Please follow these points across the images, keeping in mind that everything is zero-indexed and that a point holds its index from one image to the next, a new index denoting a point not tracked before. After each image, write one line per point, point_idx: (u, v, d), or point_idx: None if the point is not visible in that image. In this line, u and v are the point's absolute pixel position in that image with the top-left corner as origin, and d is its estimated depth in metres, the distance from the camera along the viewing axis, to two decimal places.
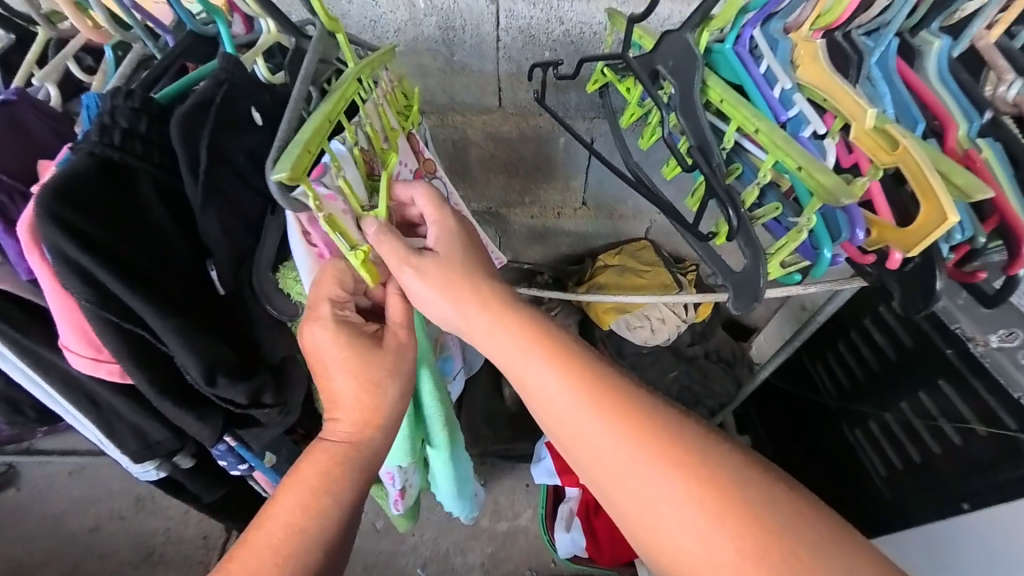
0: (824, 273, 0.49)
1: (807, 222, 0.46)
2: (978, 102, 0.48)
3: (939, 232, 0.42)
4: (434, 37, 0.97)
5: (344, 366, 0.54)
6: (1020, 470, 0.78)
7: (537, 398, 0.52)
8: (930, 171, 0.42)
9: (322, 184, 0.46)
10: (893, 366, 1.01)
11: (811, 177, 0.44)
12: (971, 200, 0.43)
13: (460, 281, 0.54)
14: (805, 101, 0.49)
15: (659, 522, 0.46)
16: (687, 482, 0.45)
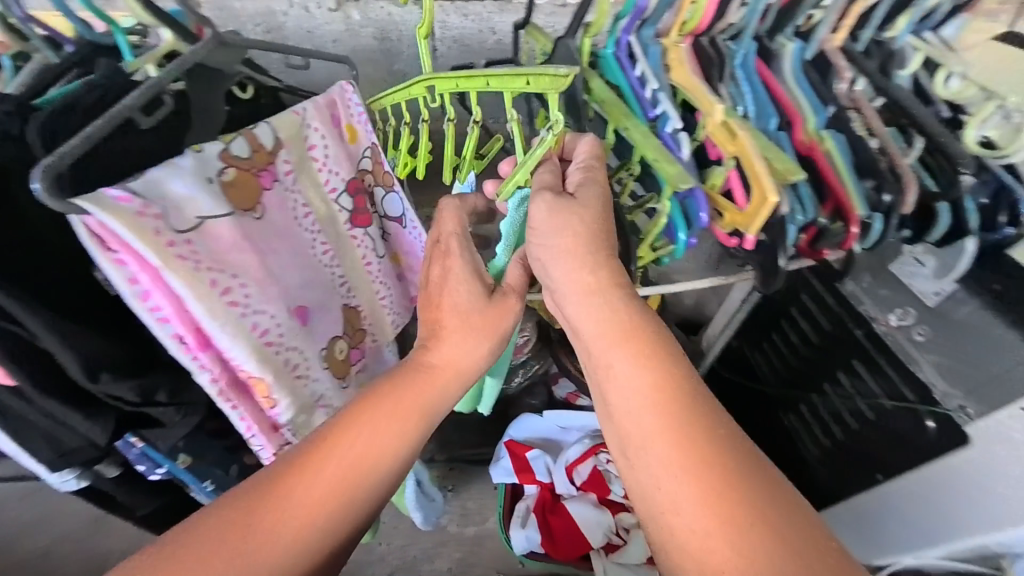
0: (684, 253, 0.54)
1: (664, 208, 0.52)
2: (825, 99, 0.53)
3: (765, 213, 0.47)
4: (372, 47, 0.99)
5: (457, 307, 0.57)
6: (924, 440, 0.84)
7: (591, 357, 0.50)
8: (758, 158, 0.46)
9: (117, 188, 0.50)
10: (819, 349, 1.04)
11: (661, 167, 0.49)
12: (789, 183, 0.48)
13: (580, 245, 0.50)
14: (670, 101, 0.53)
15: (660, 489, 0.45)
16: (711, 465, 0.44)
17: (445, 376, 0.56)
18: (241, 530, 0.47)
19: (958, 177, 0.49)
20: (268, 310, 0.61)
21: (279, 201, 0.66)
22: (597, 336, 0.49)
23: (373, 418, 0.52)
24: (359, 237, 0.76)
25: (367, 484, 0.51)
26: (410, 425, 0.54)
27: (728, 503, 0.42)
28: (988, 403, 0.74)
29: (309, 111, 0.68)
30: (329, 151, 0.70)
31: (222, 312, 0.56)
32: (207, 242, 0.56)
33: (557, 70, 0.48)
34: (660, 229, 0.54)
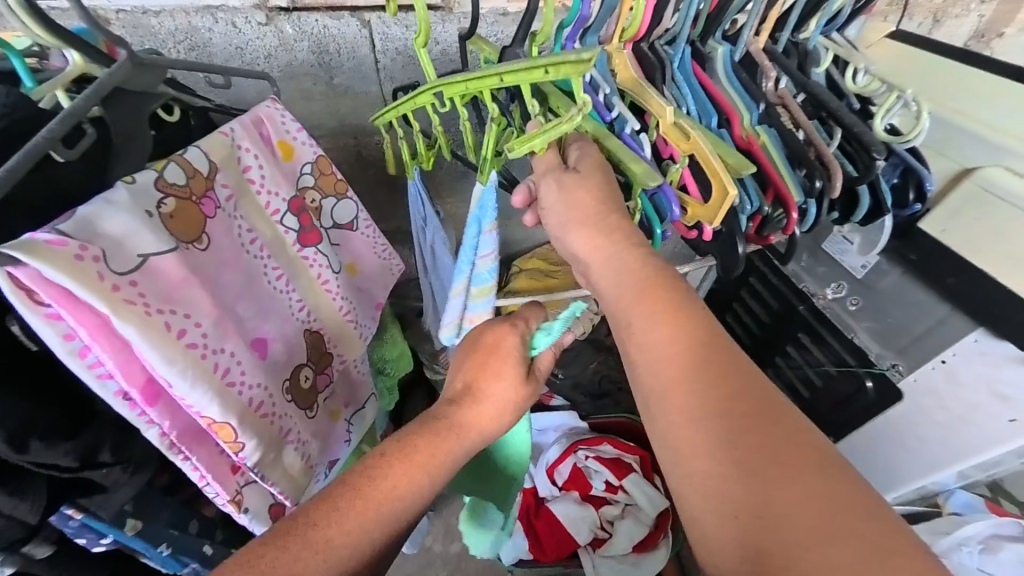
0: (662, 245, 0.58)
1: (636, 205, 0.55)
2: (757, 96, 0.57)
3: (725, 207, 0.50)
4: (309, 61, 0.95)
5: (504, 367, 0.58)
6: (864, 399, 0.92)
7: (607, 288, 0.52)
8: (713, 154, 0.50)
9: (47, 232, 0.44)
10: (767, 329, 1.13)
11: (628, 166, 0.52)
12: (742, 176, 0.52)
13: (590, 215, 0.52)
14: (623, 104, 0.55)
15: (702, 425, 0.44)
16: (749, 397, 0.44)
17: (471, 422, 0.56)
18: (288, 550, 0.41)
19: (873, 162, 0.53)
20: (228, 347, 0.56)
21: (222, 230, 0.62)
22: (619, 283, 0.51)
23: (423, 451, 0.50)
24: (310, 257, 0.75)
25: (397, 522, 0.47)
26: (438, 476, 0.51)
27: (753, 422, 0.43)
28: (915, 360, 0.82)
29: (238, 131, 0.66)
30: (265, 172, 0.69)
31: (182, 357, 0.50)
32: (153, 282, 0.50)
33: (578, 54, 0.47)
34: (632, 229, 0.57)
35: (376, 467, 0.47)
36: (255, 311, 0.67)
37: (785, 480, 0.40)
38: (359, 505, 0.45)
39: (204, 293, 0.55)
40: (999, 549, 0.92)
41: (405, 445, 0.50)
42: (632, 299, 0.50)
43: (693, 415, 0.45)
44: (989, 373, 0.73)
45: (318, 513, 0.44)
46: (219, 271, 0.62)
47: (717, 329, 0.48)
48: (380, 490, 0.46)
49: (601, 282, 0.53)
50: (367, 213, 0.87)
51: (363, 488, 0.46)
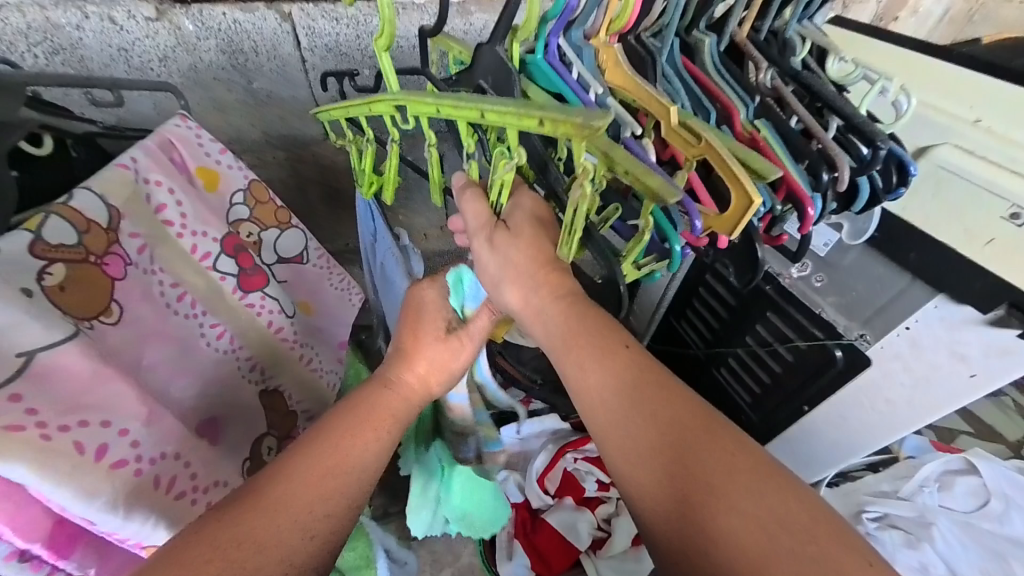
0: (679, 264, 0.50)
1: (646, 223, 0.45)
2: (749, 91, 0.56)
3: (749, 215, 0.44)
4: (220, 62, 0.81)
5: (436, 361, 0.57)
6: (837, 369, 0.97)
7: (536, 323, 0.49)
8: (731, 159, 0.43)
9: None
10: (736, 311, 1.16)
11: (639, 179, 0.41)
12: (767, 180, 0.45)
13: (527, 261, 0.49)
14: (617, 104, 0.49)
15: (649, 463, 0.41)
16: (684, 421, 0.41)
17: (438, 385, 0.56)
18: (237, 540, 0.39)
19: (878, 149, 0.52)
20: (169, 451, 0.47)
21: (136, 294, 0.50)
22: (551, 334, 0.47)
23: (373, 411, 0.52)
24: (256, 303, 0.63)
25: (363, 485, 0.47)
26: (401, 433, 0.52)
27: (689, 451, 0.40)
28: (880, 329, 0.87)
29: (143, 163, 0.53)
30: (185, 207, 0.57)
31: (105, 485, 0.41)
32: (48, 393, 0.40)
33: (585, 119, 0.38)
34: (642, 247, 0.48)
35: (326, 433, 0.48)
36: (195, 389, 0.55)
37: (721, 509, 0.37)
38: (315, 472, 0.45)
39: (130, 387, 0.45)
40: (953, 484, 1.00)
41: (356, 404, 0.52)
42: (562, 347, 0.47)
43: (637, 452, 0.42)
44: (948, 336, 0.79)
45: (264, 499, 0.42)
46: (140, 348, 0.50)
47: (644, 354, 0.45)
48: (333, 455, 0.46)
49: (529, 326, 0.50)
50: (316, 242, 0.77)
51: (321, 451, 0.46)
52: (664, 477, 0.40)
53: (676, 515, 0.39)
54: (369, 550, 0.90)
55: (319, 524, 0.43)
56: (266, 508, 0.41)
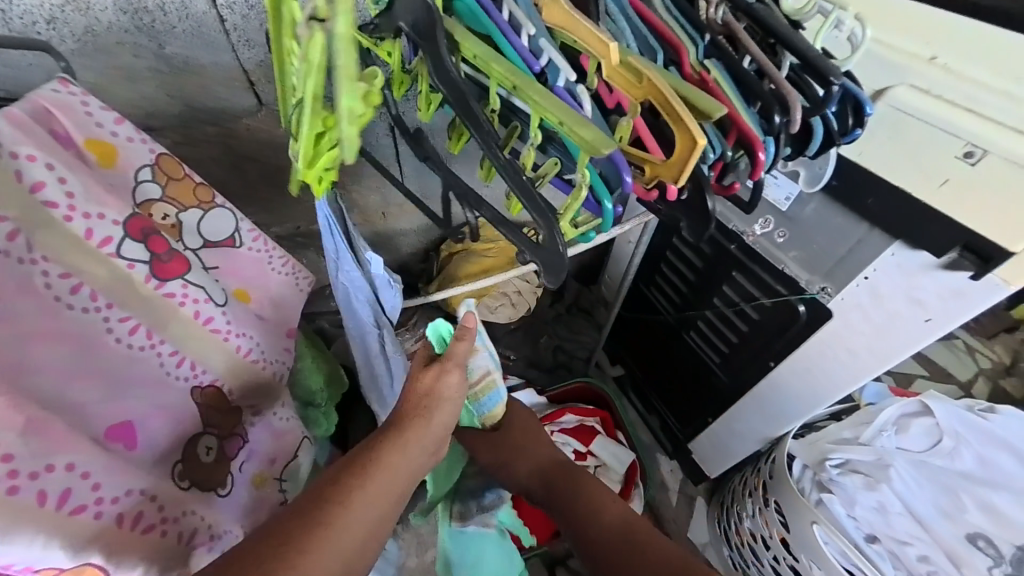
0: (614, 226, 0.46)
1: (583, 177, 0.43)
2: (699, 28, 0.51)
3: (693, 162, 0.41)
4: (122, 24, 0.77)
5: (440, 417, 0.59)
6: (800, 323, 0.98)
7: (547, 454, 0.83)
8: (674, 99, 0.40)
9: None
10: (702, 273, 1.17)
11: (572, 131, 0.39)
12: (711, 121, 0.42)
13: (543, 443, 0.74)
14: (554, 47, 0.43)
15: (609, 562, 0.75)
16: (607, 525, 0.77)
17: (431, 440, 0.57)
18: None
19: (833, 87, 0.49)
20: (59, 463, 0.42)
21: (10, 286, 0.45)
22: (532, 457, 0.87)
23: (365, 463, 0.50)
24: (177, 292, 0.57)
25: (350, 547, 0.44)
26: (385, 499, 0.49)
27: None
28: (841, 281, 0.88)
29: (10, 134, 0.46)
30: (72, 185, 0.49)
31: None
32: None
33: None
34: (580, 205, 0.45)
35: (328, 488, 0.46)
36: (100, 392, 0.49)
37: None
38: (287, 555, 0.41)
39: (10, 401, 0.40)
40: (909, 427, 1.03)
41: (359, 462, 0.50)
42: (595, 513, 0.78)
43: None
44: (904, 283, 0.79)
45: (252, 556, 0.41)
46: (22, 350, 0.45)
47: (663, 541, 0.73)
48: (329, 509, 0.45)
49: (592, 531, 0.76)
50: (248, 223, 0.70)
51: (310, 510, 0.44)
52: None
53: None
54: None
55: None
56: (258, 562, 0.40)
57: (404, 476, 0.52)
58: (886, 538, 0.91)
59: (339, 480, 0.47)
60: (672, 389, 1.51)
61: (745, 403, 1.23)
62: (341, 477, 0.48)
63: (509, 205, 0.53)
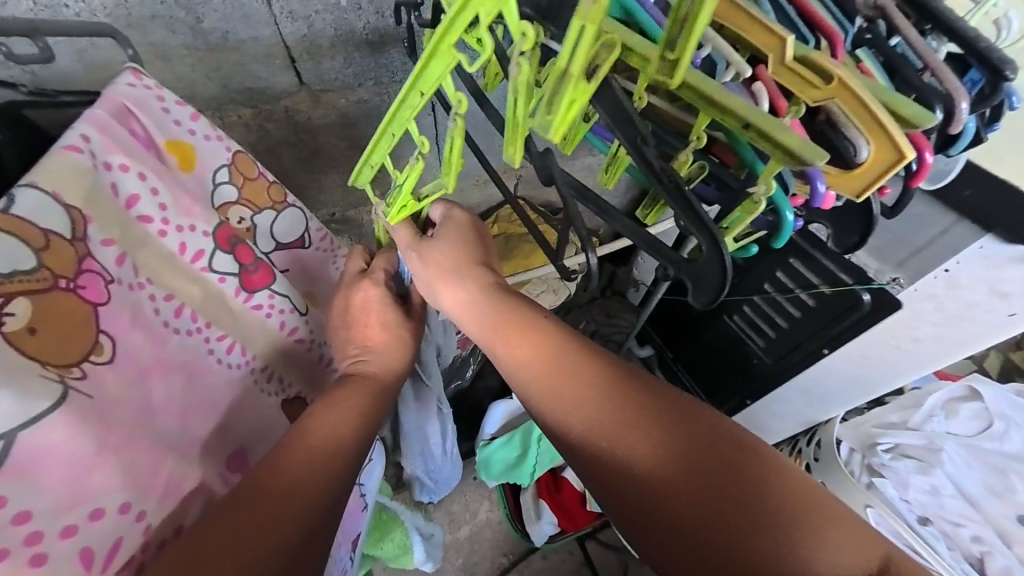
0: (785, 239, 0.43)
1: (763, 189, 0.39)
2: (850, 13, 0.46)
3: (890, 173, 0.38)
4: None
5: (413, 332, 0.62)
6: (862, 311, 0.96)
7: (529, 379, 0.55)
8: (875, 103, 0.37)
9: None
10: (753, 258, 1.17)
11: (760, 137, 0.36)
12: (917, 131, 0.39)
13: (525, 338, 0.55)
14: (713, 37, 0.39)
15: (631, 462, 0.49)
16: (609, 385, 0.51)
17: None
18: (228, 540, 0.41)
19: (1000, 82, 0.45)
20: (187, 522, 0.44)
21: (124, 319, 0.42)
22: (459, 300, 0.58)
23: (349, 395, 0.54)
24: (263, 303, 0.54)
25: (351, 461, 0.50)
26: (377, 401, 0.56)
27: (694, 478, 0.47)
28: (915, 272, 0.85)
29: (99, 141, 0.42)
30: (161, 196, 0.46)
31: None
32: (37, 493, 0.35)
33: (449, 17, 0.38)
34: (750, 217, 0.42)
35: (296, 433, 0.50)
36: (212, 422, 0.48)
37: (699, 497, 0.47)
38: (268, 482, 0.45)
39: (122, 465, 0.39)
40: (957, 411, 1.05)
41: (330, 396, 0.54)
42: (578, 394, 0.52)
43: (674, 479, 0.47)
44: (989, 274, 0.79)
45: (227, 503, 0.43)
46: (143, 385, 0.43)
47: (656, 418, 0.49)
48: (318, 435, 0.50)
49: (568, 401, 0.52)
50: (317, 221, 0.65)
51: (298, 436, 0.49)
52: (598, 441, 0.51)
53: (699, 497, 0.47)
54: (406, 538, 0.90)
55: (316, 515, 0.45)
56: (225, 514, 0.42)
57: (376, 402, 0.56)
58: (938, 520, 0.94)
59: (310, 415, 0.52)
60: (706, 372, 1.51)
61: (786, 387, 1.25)
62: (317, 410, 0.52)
63: (649, 214, 0.55)
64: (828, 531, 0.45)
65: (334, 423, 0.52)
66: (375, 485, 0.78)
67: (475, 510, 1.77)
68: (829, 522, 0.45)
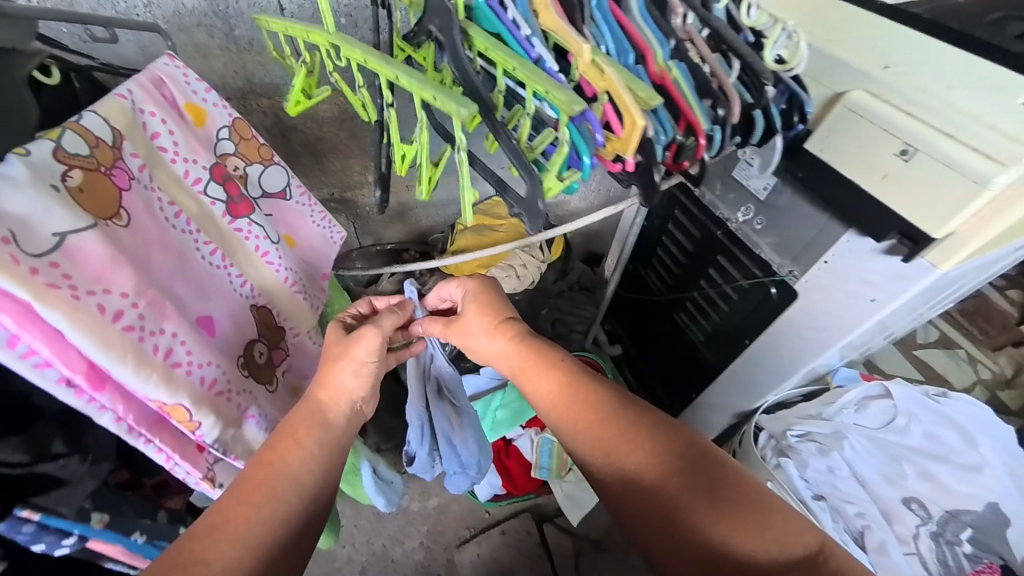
0: (590, 177, 0.58)
1: (564, 136, 0.54)
2: (666, 33, 0.63)
3: (637, 134, 0.53)
4: (202, 9, 0.94)
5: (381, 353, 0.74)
6: (770, 303, 1.08)
7: (545, 403, 0.74)
8: (625, 88, 0.53)
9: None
10: (693, 256, 1.29)
11: (553, 97, 0.52)
12: (651, 108, 0.55)
13: (538, 370, 0.76)
14: (544, 45, 0.58)
15: (633, 466, 0.65)
16: (616, 407, 0.69)
17: (358, 364, 0.71)
18: (201, 547, 0.54)
19: (763, 88, 0.61)
20: (167, 328, 0.53)
21: (139, 205, 0.56)
22: (490, 346, 0.81)
23: (308, 425, 0.67)
24: (244, 228, 0.74)
25: (318, 463, 0.65)
26: (352, 382, 0.72)
27: (680, 478, 0.62)
28: (806, 264, 0.97)
29: (139, 94, 0.61)
30: (176, 136, 0.65)
31: (120, 343, 0.47)
32: (77, 267, 0.46)
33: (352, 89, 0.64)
34: (563, 159, 0.56)
35: (265, 459, 0.62)
36: (194, 291, 0.64)
37: (685, 497, 0.61)
38: (249, 491, 0.59)
39: (132, 271, 0.50)
40: (868, 406, 1.11)
41: (292, 425, 0.66)
42: (581, 414, 0.70)
43: (664, 472, 0.63)
44: (858, 265, 0.87)
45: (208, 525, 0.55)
46: (146, 251, 0.56)
47: (647, 431, 0.66)
48: (261, 473, 0.60)
49: (576, 419, 0.70)
50: (298, 180, 0.86)
51: (259, 458, 0.62)
52: (602, 448, 0.67)
53: (688, 497, 0.61)
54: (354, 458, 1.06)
55: (288, 515, 0.59)
56: (212, 531, 0.55)
57: (335, 428, 0.69)
58: (831, 497, 1.02)
59: (284, 444, 0.64)
60: (660, 366, 1.64)
61: (721, 379, 1.35)
62: (289, 439, 0.65)
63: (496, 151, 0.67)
64: (775, 520, 0.60)
65: (286, 461, 0.62)
66: None
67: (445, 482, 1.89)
68: (784, 519, 0.59)
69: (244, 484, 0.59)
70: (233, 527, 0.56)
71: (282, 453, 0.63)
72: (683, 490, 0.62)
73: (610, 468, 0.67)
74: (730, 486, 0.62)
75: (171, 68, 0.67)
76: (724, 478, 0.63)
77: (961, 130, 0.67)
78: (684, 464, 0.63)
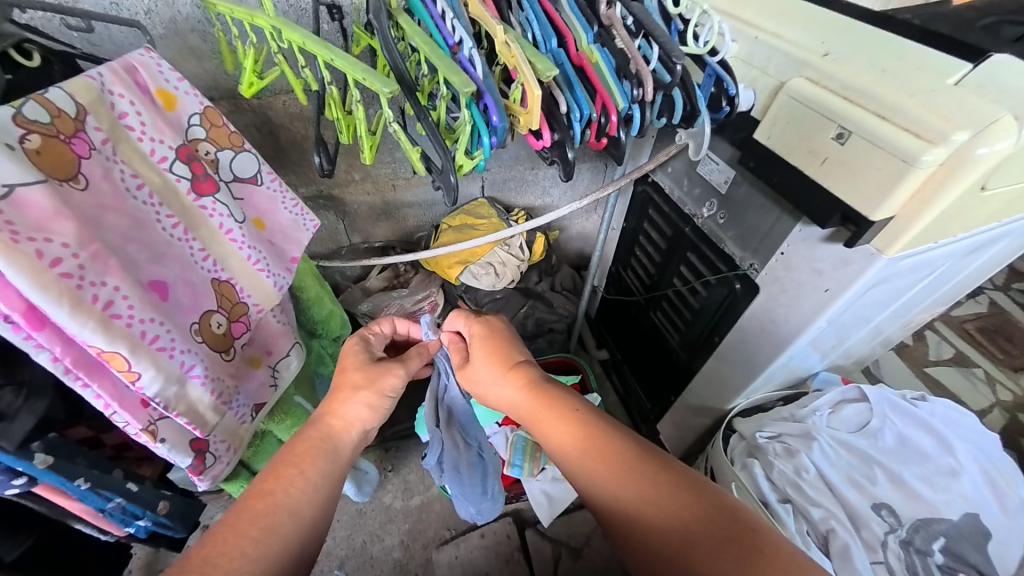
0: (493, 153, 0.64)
1: (465, 116, 0.60)
2: (591, 20, 0.66)
3: (534, 105, 0.57)
4: (196, 16, 1.04)
5: (386, 387, 0.84)
6: (736, 298, 1.07)
7: (564, 453, 0.73)
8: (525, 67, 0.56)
9: None
10: (665, 253, 1.29)
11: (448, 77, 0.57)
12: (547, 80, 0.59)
13: (551, 415, 0.75)
14: (462, 28, 0.61)
15: (658, 524, 0.62)
16: (637, 459, 0.67)
17: (374, 398, 0.84)
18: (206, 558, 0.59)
19: (675, 68, 0.63)
20: (109, 282, 0.59)
21: (98, 171, 0.63)
22: (505, 391, 0.82)
23: (312, 453, 0.74)
24: (208, 206, 0.78)
25: (318, 487, 0.71)
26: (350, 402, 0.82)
27: (707, 539, 0.58)
28: (764, 256, 0.97)
29: (109, 76, 0.67)
30: (144, 117, 0.70)
31: (55, 285, 0.53)
32: (20, 215, 0.52)
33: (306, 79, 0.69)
34: (467, 136, 0.63)
35: (269, 483, 0.69)
36: (148, 255, 0.69)
37: (713, 561, 0.57)
38: (250, 508, 0.65)
39: (75, 223, 0.57)
40: (842, 408, 1.06)
41: (298, 454, 0.74)
42: (597, 463, 0.68)
43: (689, 533, 0.60)
44: (810, 255, 0.86)
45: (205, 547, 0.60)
46: (100, 214, 0.63)
47: (671, 487, 0.63)
48: (264, 502, 0.66)
49: (594, 469, 0.69)
50: (269, 168, 0.90)
51: (262, 483, 0.68)
52: (623, 502, 0.65)
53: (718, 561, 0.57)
54: None
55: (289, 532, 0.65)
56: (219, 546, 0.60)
57: (336, 458, 0.76)
58: (796, 498, 0.98)
59: (291, 469, 0.71)
60: (643, 370, 1.61)
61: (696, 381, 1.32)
62: (294, 464, 0.72)
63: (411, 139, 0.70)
64: None
65: (289, 492, 0.68)
66: (288, 376, 0.97)
67: (429, 483, 1.87)
68: None
69: (247, 509, 0.65)
70: (237, 544, 0.61)
71: (290, 479, 0.70)
72: (712, 552, 0.58)
73: (634, 524, 0.64)
74: (767, 550, 0.56)
75: (145, 58, 0.73)
76: (757, 541, 0.57)
77: (893, 112, 0.66)
78: (711, 524, 0.60)
